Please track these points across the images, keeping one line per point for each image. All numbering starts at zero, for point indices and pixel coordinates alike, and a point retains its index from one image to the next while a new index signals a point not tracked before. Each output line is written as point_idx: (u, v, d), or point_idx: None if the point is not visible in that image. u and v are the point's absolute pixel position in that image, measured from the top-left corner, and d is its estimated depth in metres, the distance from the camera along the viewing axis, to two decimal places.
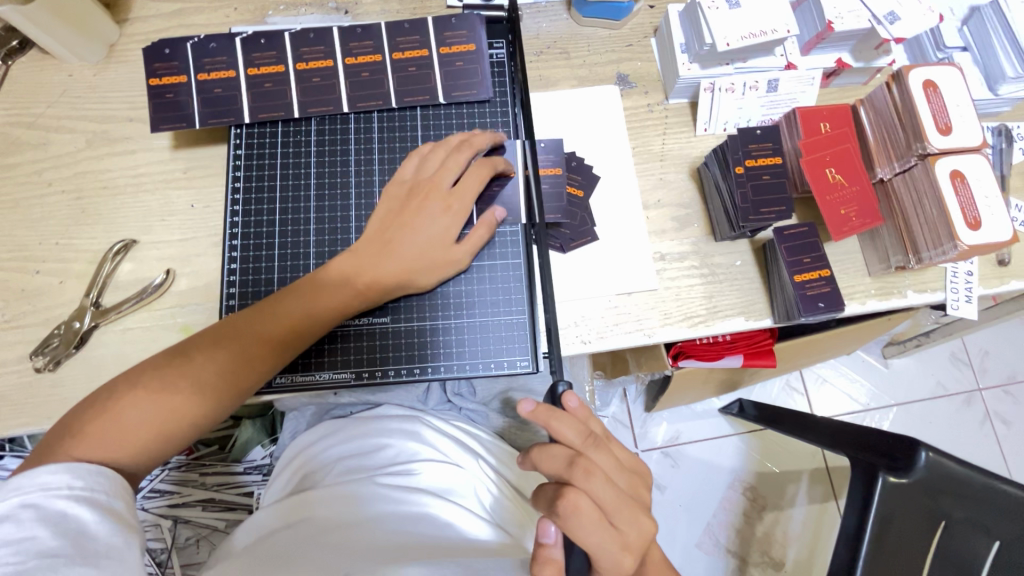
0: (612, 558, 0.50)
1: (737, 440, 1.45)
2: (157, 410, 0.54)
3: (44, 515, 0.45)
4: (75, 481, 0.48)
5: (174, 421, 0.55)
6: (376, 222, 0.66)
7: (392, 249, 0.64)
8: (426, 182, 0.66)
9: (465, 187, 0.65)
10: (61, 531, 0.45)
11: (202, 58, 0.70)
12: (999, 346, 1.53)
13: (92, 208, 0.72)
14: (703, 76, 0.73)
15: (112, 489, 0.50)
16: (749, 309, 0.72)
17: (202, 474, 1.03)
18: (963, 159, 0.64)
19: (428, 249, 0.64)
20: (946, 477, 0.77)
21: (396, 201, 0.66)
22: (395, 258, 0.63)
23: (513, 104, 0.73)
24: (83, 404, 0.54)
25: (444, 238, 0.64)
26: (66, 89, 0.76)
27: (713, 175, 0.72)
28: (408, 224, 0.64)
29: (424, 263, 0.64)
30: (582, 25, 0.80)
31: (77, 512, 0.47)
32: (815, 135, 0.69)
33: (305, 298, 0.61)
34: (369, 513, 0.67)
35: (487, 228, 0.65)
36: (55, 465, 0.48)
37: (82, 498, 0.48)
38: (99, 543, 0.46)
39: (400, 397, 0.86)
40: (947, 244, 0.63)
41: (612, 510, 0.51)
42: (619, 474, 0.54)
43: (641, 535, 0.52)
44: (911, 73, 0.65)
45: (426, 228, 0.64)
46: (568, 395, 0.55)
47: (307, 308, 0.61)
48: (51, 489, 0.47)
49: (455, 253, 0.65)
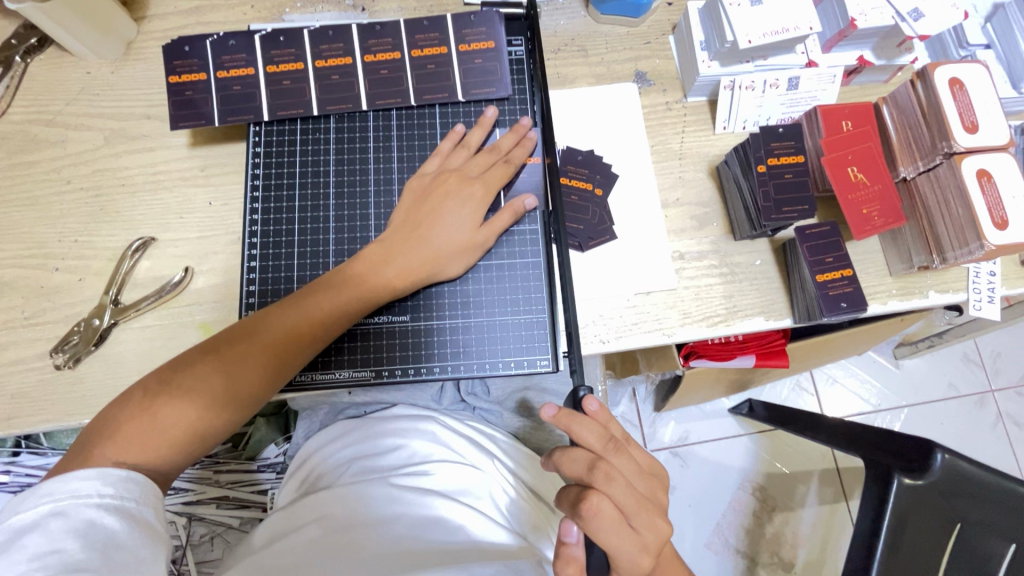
0: (630, 558, 0.50)
1: (748, 440, 1.45)
2: (188, 411, 0.54)
3: (73, 524, 0.45)
4: (105, 488, 0.48)
5: (205, 423, 0.55)
6: (401, 211, 0.66)
7: (420, 236, 0.64)
8: (453, 172, 0.66)
9: (490, 176, 0.66)
10: (89, 542, 0.45)
11: (221, 55, 0.70)
12: (1012, 347, 1.52)
13: (110, 206, 0.72)
14: (723, 74, 0.72)
15: (142, 497, 0.50)
16: (769, 309, 0.71)
17: (216, 472, 1.04)
18: (989, 158, 0.63)
19: (454, 236, 0.64)
20: (962, 480, 0.76)
21: (421, 190, 0.66)
22: (422, 247, 0.63)
23: (531, 101, 0.72)
24: (111, 406, 0.54)
25: (471, 225, 0.65)
26: (84, 87, 0.76)
27: (733, 174, 0.72)
28: (436, 212, 0.64)
29: (452, 251, 0.64)
30: (600, 22, 0.80)
31: (106, 521, 0.46)
32: (837, 133, 0.69)
33: (333, 290, 0.61)
34: (383, 516, 0.67)
35: (513, 213, 0.66)
36: (87, 470, 0.48)
37: (111, 507, 0.47)
38: (126, 554, 0.46)
39: (414, 397, 0.86)
40: (973, 244, 0.62)
41: (632, 513, 0.50)
42: (639, 478, 0.54)
43: (658, 536, 0.51)
44: (936, 70, 0.65)
45: (454, 215, 0.64)
46: (590, 398, 0.53)
47: (331, 301, 0.61)
48: (81, 496, 0.47)
49: (481, 238, 0.65)
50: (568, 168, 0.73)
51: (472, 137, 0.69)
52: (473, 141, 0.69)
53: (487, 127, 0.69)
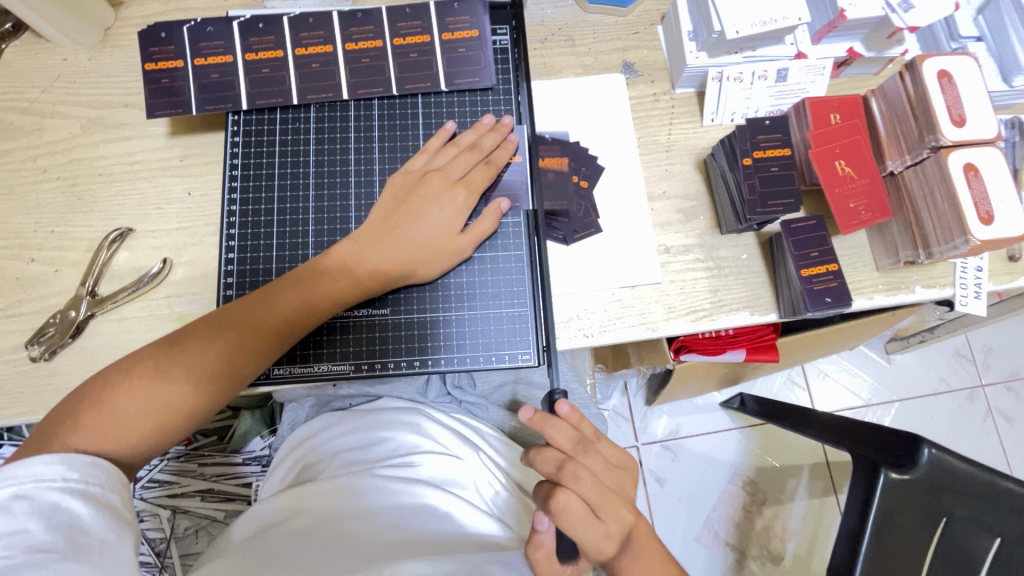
0: (594, 547, 0.50)
1: (738, 434, 1.45)
2: (157, 402, 0.53)
3: (36, 507, 0.45)
4: (69, 473, 0.47)
5: (171, 412, 0.54)
6: (380, 208, 0.65)
7: (396, 234, 0.63)
8: (437, 172, 0.65)
9: (474, 178, 0.65)
10: (53, 525, 0.45)
11: (198, 42, 0.68)
12: (1003, 342, 1.52)
13: (87, 196, 0.71)
14: (710, 65, 0.71)
15: (107, 482, 0.49)
16: (754, 304, 0.71)
17: (200, 465, 1.03)
18: (976, 152, 0.62)
19: (432, 237, 0.63)
20: (948, 474, 0.76)
21: (405, 188, 0.65)
22: (398, 246, 0.63)
23: (516, 92, 0.71)
24: (78, 393, 0.54)
25: (448, 229, 0.64)
26: (60, 74, 0.74)
27: (720, 167, 0.71)
28: (414, 213, 0.63)
29: (427, 253, 0.63)
30: (588, 12, 0.78)
31: (70, 506, 0.46)
32: (825, 126, 0.68)
33: (306, 285, 0.60)
34: (367, 507, 0.67)
35: (492, 218, 0.65)
36: (51, 455, 0.47)
37: (75, 490, 0.47)
38: (93, 538, 0.46)
39: (399, 390, 0.85)
40: (958, 239, 0.62)
41: (597, 506, 0.50)
42: (607, 471, 0.53)
43: (622, 526, 0.51)
44: (925, 62, 0.64)
45: (432, 216, 0.63)
46: (562, 402, 0.50)
47: (306, 298, 0.60)
48: (45, 480, 0.46)
49: (458, 244, 0.64)
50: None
51: (463, 136, 0.67)
52: (464, 141, 0.67)
53: (503, 134, 0.68)
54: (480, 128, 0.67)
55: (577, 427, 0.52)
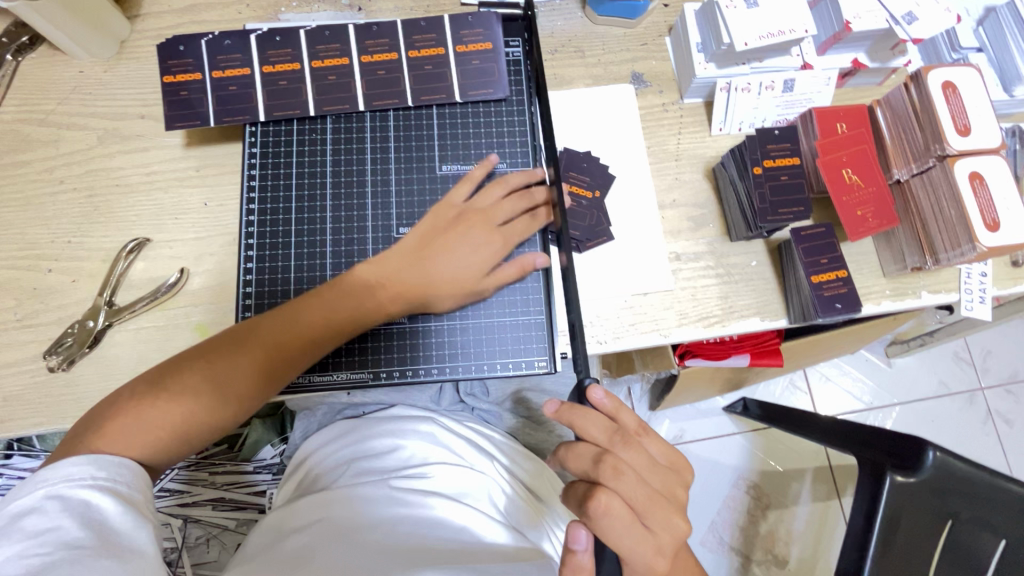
0: (644, 561, 0.48)
1: (741, 438, 1.46)
2: (186, 413, 0.54)
3: (68, 505, 0.46)
4: (97, 472, 0.48)
5: (191, 423, 0.54)
6: (416, 234, 0.65)
7: (428, 266, 0.63)
8: (479, 213, 0.66)
9: (514, 228, 0.66)
10: (85, 522, 0.45)
11: (216, 55, 0.69)
12: (1002, 345, 1.54)
13: (104, 206, 0.72)
14: (719, 76, 0.73)
15: (133, 482, 0.50)
16: (765, 310, 0.72)
17: (211, 473, 1.02)
18: (981, 160, 0.64)
19: (460, 275, 0.64)
20: (953, 476, 0.77)
21: (445, 222, 0.66)
22: (422, 274, 0.63)
23: (529, 103, 0.73)
24: (104, 404, 0.54)
25: (477, 268, 0.64)
26: (76, 86, 0.75)
27: (729, 175, 0.72)
28: (447, 249, 0.64)
29: (449, 288, 0.64)
30: (597, 24, 0.80)
31: (100, 503, 0.47)
32: (831, 135, 0.69)
33: (332, 310, 0.61)
34: (383, 517, 0.67)
35: (519, 269, 0.65)
36: (81, 457, 0.49)
37: (104, 487, 0.48)
38: (122, 535, 0.46)
39: (413, 398, 0.86)
40: (965, 246, 0.63)
41: (644, 510, 0.49)
42: (653, 472, 0.51)
43: (674, 537, 0.50)
44: (929, 73, 0.65)
45: (463, 254, 0.64)
46: (593, 387, 0.53)
47: (334, 318, 0.61)
48: (75, 479, 0.47)
49: (483, 283, 0.65)
50: (570, 175, 0.73)
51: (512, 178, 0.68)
52: (513, 184, 0.68)
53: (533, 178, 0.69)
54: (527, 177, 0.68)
55: (614, 416, 0.53)
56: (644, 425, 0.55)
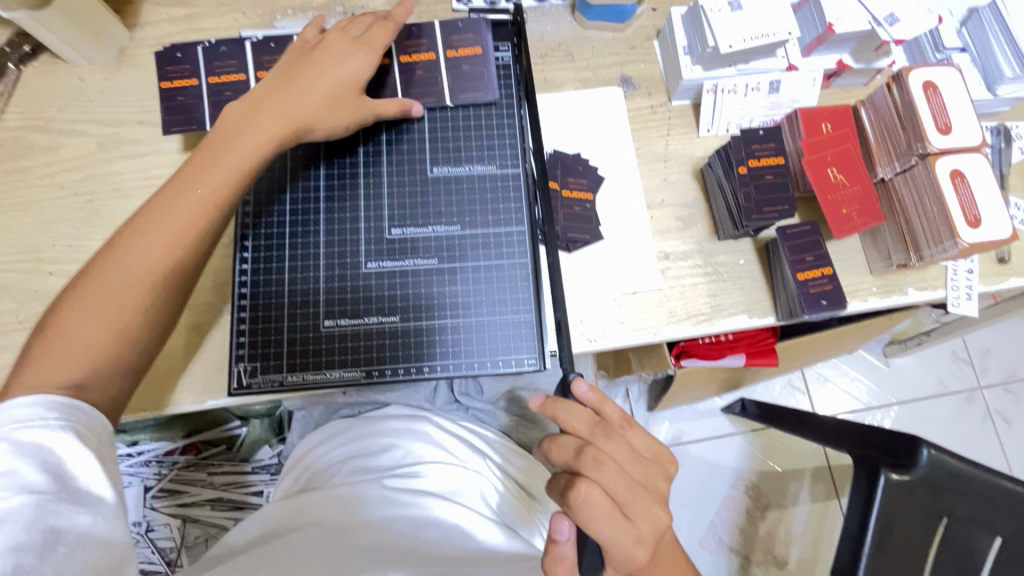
0: (623, 551, 0.49)
1: (740, 439, 1.46)
2: (94, 320, 0.53)
3: (20, 446, 0.45)
4: (48, 412, 0.48)
5: (112, 320, 0.53)
6: (269, 85, 0.63)
7: (306, 81, 0.63)
8: (335, 35, 0.66)
9: (372, 35, 0.67)
10: (43, 463, 0.45)
11: (212, 61, 0.71)
12: (999, 344, 1.54)
13: (104, 211, 0.73)
14: (705, 78, 0.74)
15: (87, 420, 0.50)
16: (753, 308, 0.73)
17: (210, 474, 1.05)
18: (962, 158, 0.65)
19: (338, 84, 0.64)
20: (946, 474, 0.77)
21: (301, 54, 0.65)
22: (302, 98, 0.62)
23: (518, 105, 0.74)
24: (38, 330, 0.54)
25: (352, 79, 0.65)
26: (76, 93, 0.77)
27: (716, 175, 0.73)
28: (317, 65, 0.64)
29: (338, 92, 0.64)
30: (586, 28, 0.81)
31: (54, 444, 0.47)
32: (816, 135, 0.70)
33: (214, 160, 0.59)
34: (376, 516, 0.68)
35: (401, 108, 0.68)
36: (28, 398, 0.48)
37: (57, 428, 0.48)
38: (80, 479, 0.47)
39: (408, 398, 0.87)
40: (948, 242, 0.64)
41: (624, 501, 0.50)
42: (634, 465, 0.52)
43: (654, 529, 0.50)
44: (910, 73, 0.67)
45: (339, 66, 0.64)
46: (577, 381, 0.55)
47: (227, 155, 0.59)
48: (22, 421, 0.47)
49: (362, 102, 0.66)
50: (568, 181, 0.74)
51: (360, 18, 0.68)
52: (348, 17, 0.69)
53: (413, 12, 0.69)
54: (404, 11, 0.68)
55: (598, 409, 0.55)
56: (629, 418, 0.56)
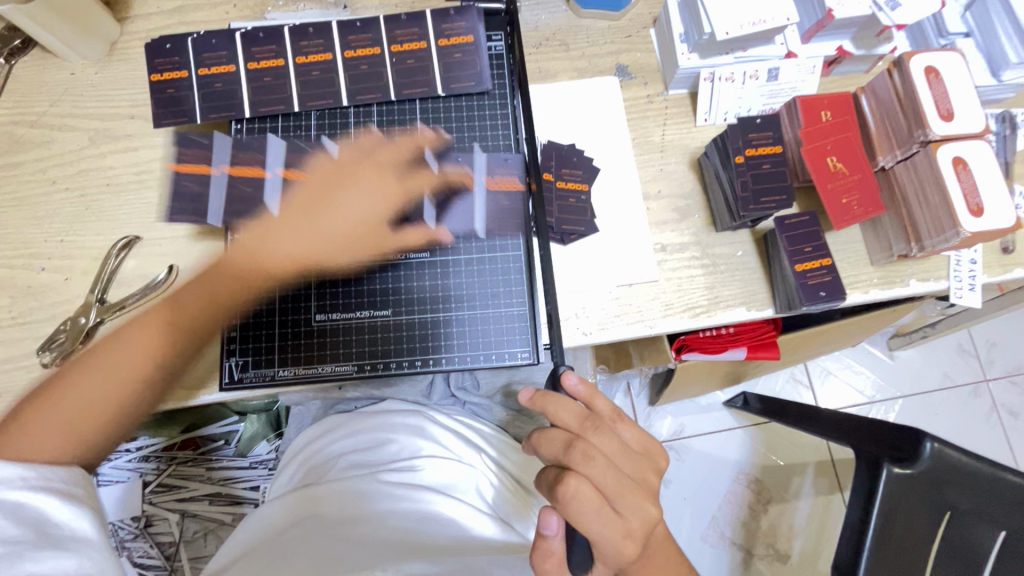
0: (613, 545, 0.49)
1: (742, 433, 1.45)
2: (97, 395, 0.56)
3: (0, 507, 0.47)
4: (28, 472, 0.50)
5: (121, 395, 0.57)
6: (289, 206, 0.65)
7: (329, 210, 0.65)
8: (368, 163, 0.67)
9: (406, 177, 0.67)
10: (20, 522, 0.47)
11: (202, 53, 0.70)
12: (1006, 337, 1.52)
13: (96, 205, 0.73)
14: (702, 66, 0.73)
15: (69, 478, 0.52)
16: (751, 299, 0.72)
17: (208, 469, 1.05)
18: (965, 146, 0.63)
19: (354, 224, 0.66)
20: (949, 468, 0.76)
21: (329, 173, 0.67)
22: (317, 235, 0.65)
23: (511, 96, 0.73)
24: (43, 385, 0.57)
25: (376, 208, 0.66)
26: (67, 87, 0.76)
27: (713, 166, 0.72)
28: (338, 202, 0.65)
29: (355, 228, 0.66)
30: (581, 17, 0.80)
31: (33, 503, 0.49)
32: (816, 123, 0.69)
33: (258, 252, 0.64)
34: (372, 511, 0.67)
35: (424, 236, 0.67)
36: (11, 461, 0.49)
37: (37, 486, 0.50)
38: (62, 531, 0.49)
39: (403, 392, 0.87)
40: (949, 232, 0.63)
41: (614, 495, 0.49)
42: (625, 458, 0.52)
43: (644, 523, 0.50)
44: (912, 59, 0.65)
45: (357, 202, 0.66)
46: (567, 374, 0.54)
47: (261, 262, 0.64)
48: (3, 480, 0.48)
49: (384, 234, 0.66)
50: (562, 172, 0.73)
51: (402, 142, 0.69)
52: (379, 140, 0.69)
53: (440, 144, 0.70)
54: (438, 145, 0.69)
55: (588, 402, 0.54)
56: (619, 412, 0.56)
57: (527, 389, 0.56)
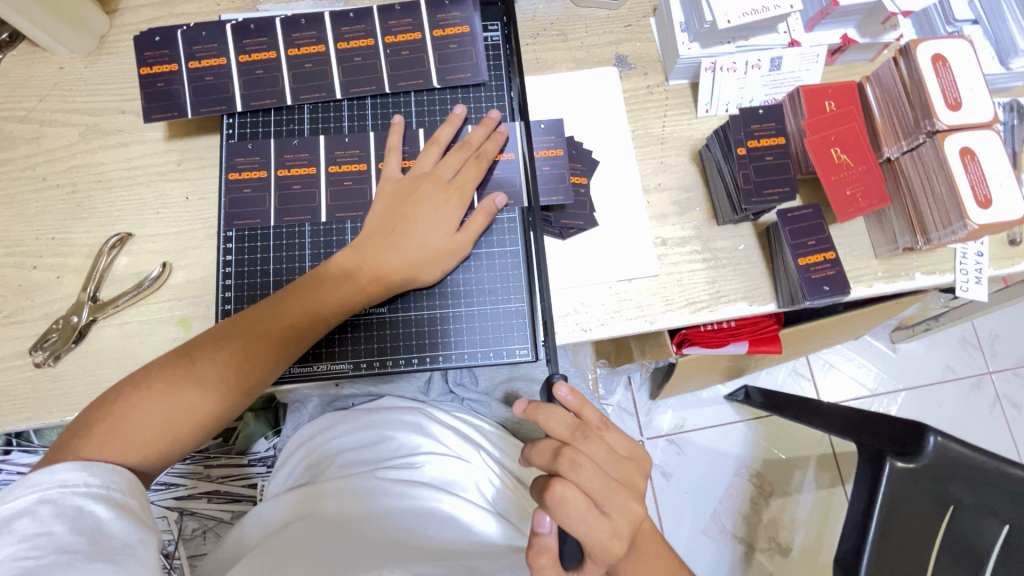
0: (601, 545, 0.48)
1: (744, 426, 1.44)
2: (163, 415, 0.53)
3: (62, 510, 0.46)
4: (91, 478, 0.48)
5: (188, 414, 0.54)
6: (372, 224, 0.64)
7: (396, 233, 0.62)
8: (429, 177, 0.64)
9: (466, 176, 0.65)
10: (77, 527, 0.45)
11: (192, 45, 0.69)
12: (1011, 329, 1.51)
13: (87, 202, 0.72)
14: (703, 56, 0.71)
15: (128, 488, 0.50)
16: (753, 294, 0.71)
17: (206, 467, 1.05)
18: (972, 136, 0.62)
19: (428, 243, 0.63)
20: (953, 462, 0.75)
21: (397, 194, 0.64)
22: (395, 255, 0.62)
23: (508, 87, 0.71)
24: (98, 402, 0.54)
25: (447, 230, 0.63)
26: (57, 82, 0.75)
27: (714, 158, 0.71)
28: (410, 217, 0.63)
29: (428, 255, 0.63)
30: (579, 6, 0.78)
31: (93, 509, 0.47)
32: (820, 113, 0.67)
33: (325, 284, 0.61)
34: (371, 509, 0.67)
35: (486, 214, 0.64)
36: (75, 463, 0.48)
37: (98, 495, 0.48)
38: (114, 540, 0.46)
39: (402, 389, 0.86)
40: (956, 224, 0.61)
41: (601, 497, 0.49)
42: (612, 463, 0.51)
43: (631, 521, 0.49)
44: (919, 46, 0.63)
45: (431, 221, 0.63)
46: (559, 384, 0.52)
47: (329, 294, 0.60)
48: (68, 486, 0.47)
49: (456, 244, 0.63)
50: None
51: (441, 134, 0.67)
52: (442, 140, 0.67)
53: (490, 129, 0.67)
54: (485, 126, 0.67)
55: (577, 412, 0.53)
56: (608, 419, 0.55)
57: (521, 401, 0.53)
